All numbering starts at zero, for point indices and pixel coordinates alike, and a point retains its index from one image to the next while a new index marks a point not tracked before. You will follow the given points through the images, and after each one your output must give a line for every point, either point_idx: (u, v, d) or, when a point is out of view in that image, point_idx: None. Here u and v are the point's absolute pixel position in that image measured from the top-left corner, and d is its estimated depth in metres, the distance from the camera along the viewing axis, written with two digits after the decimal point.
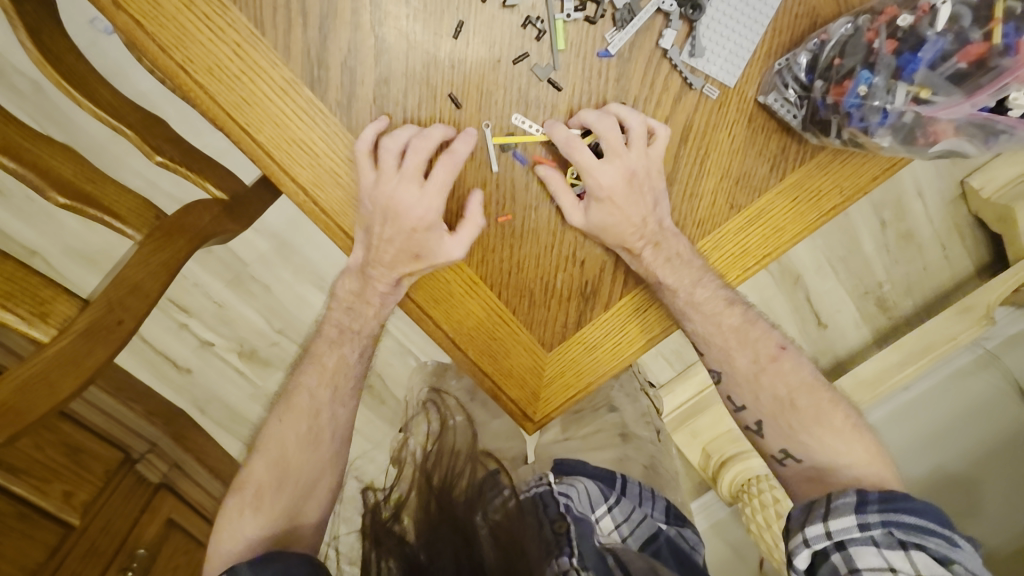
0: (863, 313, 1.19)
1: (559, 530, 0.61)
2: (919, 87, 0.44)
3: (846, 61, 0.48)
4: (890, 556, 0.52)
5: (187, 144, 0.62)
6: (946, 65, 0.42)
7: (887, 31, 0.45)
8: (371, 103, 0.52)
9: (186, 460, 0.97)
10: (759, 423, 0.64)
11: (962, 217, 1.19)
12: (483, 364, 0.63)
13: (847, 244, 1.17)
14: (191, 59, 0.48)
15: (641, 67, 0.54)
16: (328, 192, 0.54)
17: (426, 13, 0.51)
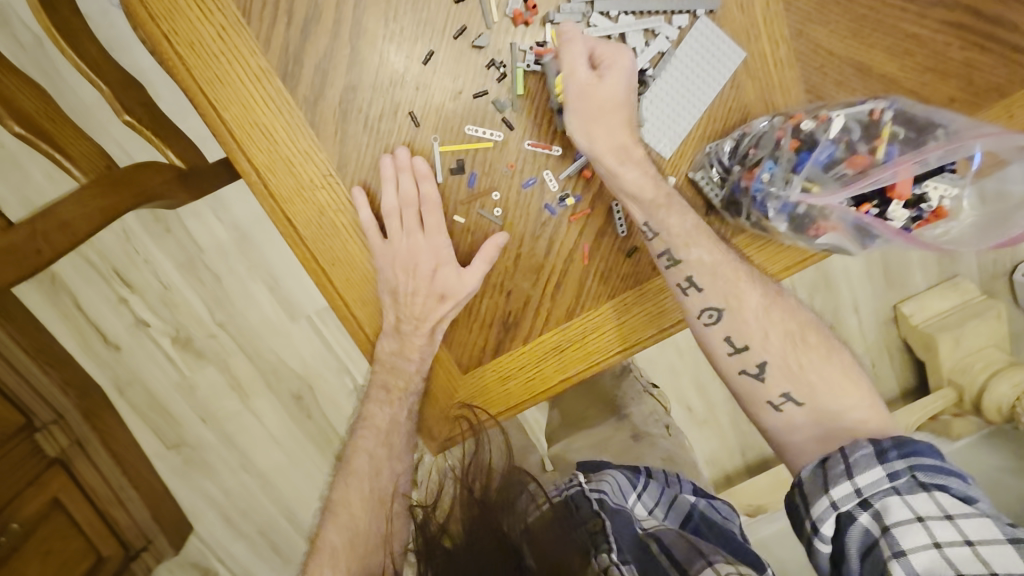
0: None
1: (595, 530, 0.55)
2: (812, 182, 0.51)
3: (756, 151, 0.54)
4: (916, 503, 0.50)
5: (160, 111, 0.65)
6: (841, 170, 0.50)
7: (792, 131, 0.53)
8: (337, 105, 0.56)
9: (91, 439, 0.94)
10: (762, 365, 0.59)
11: (895, 339, 1.29)
12: (399, 374, 0.66)
13: None
14: (176, 32, 0.52)
15: None
16: (280, 178, 0.57)
17: (401, 37, 0.55)
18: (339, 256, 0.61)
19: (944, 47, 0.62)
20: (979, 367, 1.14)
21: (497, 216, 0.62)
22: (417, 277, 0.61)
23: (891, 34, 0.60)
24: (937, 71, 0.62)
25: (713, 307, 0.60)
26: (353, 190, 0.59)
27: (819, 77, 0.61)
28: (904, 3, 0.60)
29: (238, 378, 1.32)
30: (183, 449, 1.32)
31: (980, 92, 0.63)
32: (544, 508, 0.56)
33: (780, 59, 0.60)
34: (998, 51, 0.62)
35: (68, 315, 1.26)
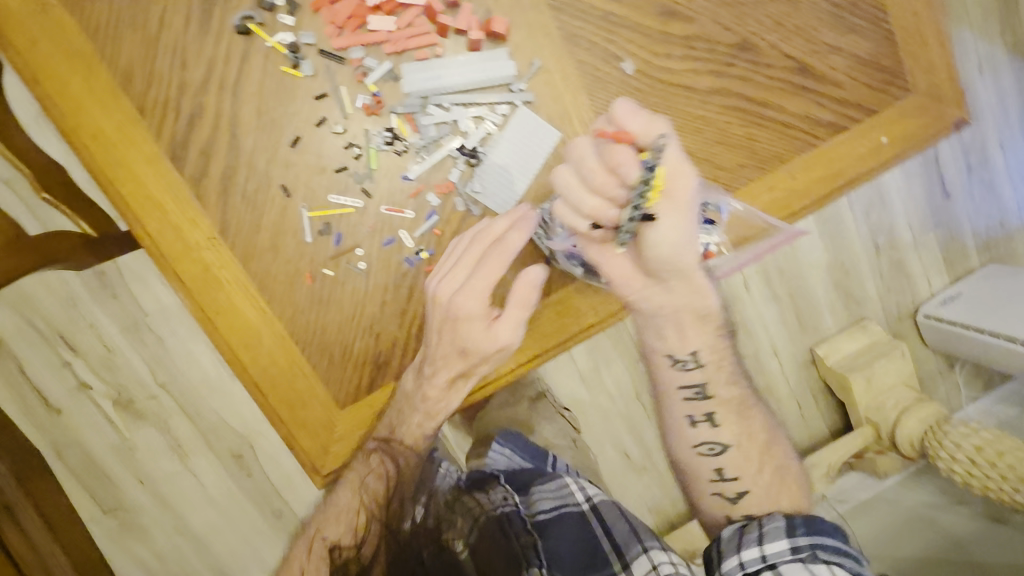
0: None
1: (525, 545, 0.70)
2: None
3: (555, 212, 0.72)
4: (813, 570, 0.64)
5: (77, 188, 0.76)
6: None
7: None
8: (219, 181, 0.68)
9: None
10: (695, 357, 0.73)
11: (815, 380, 1.50)
12: (281, 411, 0.73)
13: None
14: (80, 125, 0.64)
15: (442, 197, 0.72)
16: (169, 241, 0.68)
17: (271, 126, 0.68)
18: (224, 305, 0.70)
19: (726, 125, 0.76)
20: (892, 405, 1.34)
21: (362, 269, 0.73)
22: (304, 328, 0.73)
23: (680, 115, 0.75)
24: (722, 143, 0.76)
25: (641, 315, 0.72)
26: (235, 250, 0.70)
27: None
28: (688, 92, 0.75)
29: (176, 437, 1.38)
30: (119, 513, 1.38)
31: (762, 159, 0.78)
32: (476, 528, 0.74)
33: None
34: (770, 127, 0.77)
35: (12, 381, 1.33)
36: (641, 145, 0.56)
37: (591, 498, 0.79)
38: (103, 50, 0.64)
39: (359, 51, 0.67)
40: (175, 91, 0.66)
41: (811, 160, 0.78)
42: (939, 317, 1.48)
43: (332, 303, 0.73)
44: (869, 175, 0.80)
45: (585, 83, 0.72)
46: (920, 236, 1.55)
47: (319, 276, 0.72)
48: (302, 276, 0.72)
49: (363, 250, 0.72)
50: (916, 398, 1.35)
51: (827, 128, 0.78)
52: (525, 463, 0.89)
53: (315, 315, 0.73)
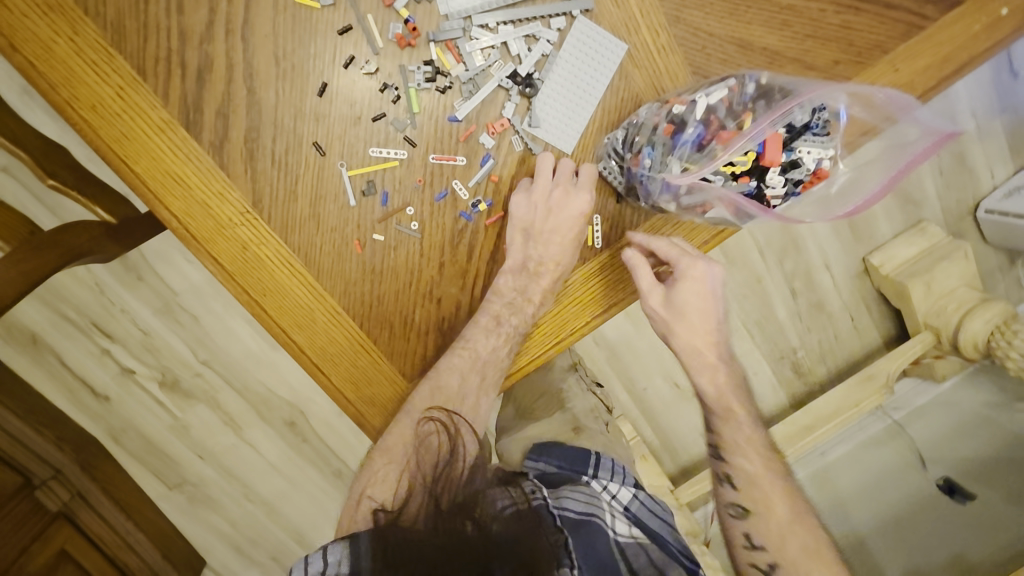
0: (781, 375, 1.41)
1: (558, 543, 0.56)
2: (688, 163, 0.58)
3: (640, 140, 0.61)
4: None
5: (86, 171, 0.68)
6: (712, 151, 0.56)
7: (668, 118, 0.59)
8: (243, 146, 0.59)
9: (93, 491, 0.98)
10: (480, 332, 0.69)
11: (869, 291, 1.43)
12: (346, 390, 0.68)
13: (766, 310, 1.39)
14: (77, 97, 0.54)
15: (497, 138, 0.62)
16: (199, 221, 0.60)
17: (293, 73, 0.58)
18: (269, 286, 0.63)
19: (819, 13, 0.65)
20: (953, 307, 1.22)
21: (415, 229, 0.64)
22: (360, 302, 0.66)
23: (765, 8, 0.63)
24: (815, 37, 0.65)
25: (393, 275, 0.66)
26: (272, 223, 0.62)
27: (703, 58, 0.63)
28: None
29: (229, 411, 1.37)
30: (185, 489, 1.38)
31: (862, 51, 0.66)
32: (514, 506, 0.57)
33: (661, 46, 0.62)
34: (871, 11, 0.65)
35: (54, 373, 1.30)
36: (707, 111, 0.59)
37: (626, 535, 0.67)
38: (83, 0, 0.53)
39: None
40: (176, 42, 0.55)
41: (919, 47, 0.67)
42: (1004, 212, 1.37)
43: (383, 273, 0.65)
44: (983, 59, 0.68)
45: None
46: (985, 122, 1.41)
47: (371, 242, 0.64)
48: (348, 246, 0.64)
49: (414, 212, 0.64)
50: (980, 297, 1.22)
51: (937, 6, 0.66)
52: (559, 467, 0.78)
53: (369, 287, 0.66)
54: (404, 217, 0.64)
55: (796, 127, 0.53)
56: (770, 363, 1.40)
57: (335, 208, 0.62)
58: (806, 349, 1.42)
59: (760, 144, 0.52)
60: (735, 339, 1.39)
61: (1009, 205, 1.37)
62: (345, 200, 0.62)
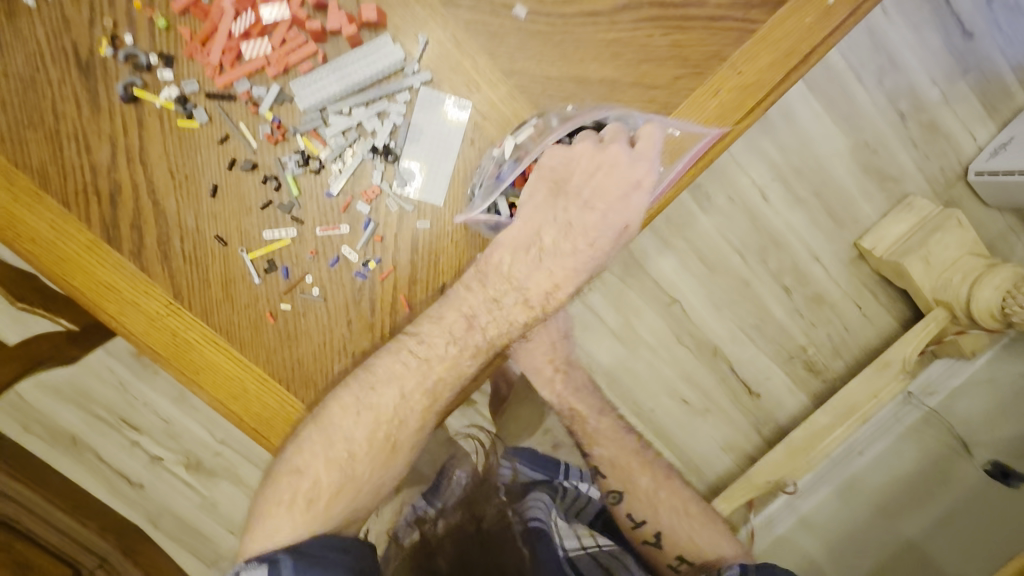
0: (796, 376, 1.47)
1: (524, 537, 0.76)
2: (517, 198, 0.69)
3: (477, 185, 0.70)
4: None
5: (54, 289, 0.80)
6: (531, 184, 0.70)
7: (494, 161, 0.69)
8: (157, 250, 0.69)
9: None
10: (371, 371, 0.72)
11: (866, 274, 1.47)
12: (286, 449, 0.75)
13: (761, 312, 1.46)
14: (18, 234, 0.66)
15: (374, 202, 0.70)
16: (131, 318, 0.70)
17: (187, 182, 0.68)
18: (200, 364, 0.72)
19: (647, 39, 0.70)
20: (959, 279, 1.27)
21: (318, 294, 0.72)
22: (283, 367, 0.74)
23: (594, 45, 0.69)
24: (647, 61, 0.70)
25: (318, 337, 0.73)
26: (193, 310, 0.71)
27: (546, 99, 0.70)
28: (593, 18, 0.69)
29: (250, 484, 1.51)
30: (222, 565, 1.51)
31: (698, 64, 0.71)
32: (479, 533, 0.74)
33: (504, 96, 0.69)
34: (698, 26, 0.70)
35: (91, 469, 1.47)
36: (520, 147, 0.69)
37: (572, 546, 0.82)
38: (13, 156, 0.66)
39: (245, 82, 0.66)
40: (89, 175, 0.67)
41: (756, 48, 0.70)
42: (993, 171, 1.37)
43: (295, 338, 0.73)
44: (829, 44, 0.71)
45: (482, 43, 0.68)
46: (949, 87, 1.45)
47: (281, 312, 0.72)
48: (262, 317, 0.72)
49: (313, 281, 0.72)
50: (984, 263, 1.27)
51: (762, 8, 0.70)
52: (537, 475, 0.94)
53: (287, 353, 0.73)
54: (303, 286, 0.72)
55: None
56: (780, 365, 1.46)
57: (246, 287, 0.71)
58: (816, 346, 1.47)
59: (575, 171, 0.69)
60: (734, 346, 1.46)
61: (995, 164, 1.38)
62: (252, 279, 0.71)
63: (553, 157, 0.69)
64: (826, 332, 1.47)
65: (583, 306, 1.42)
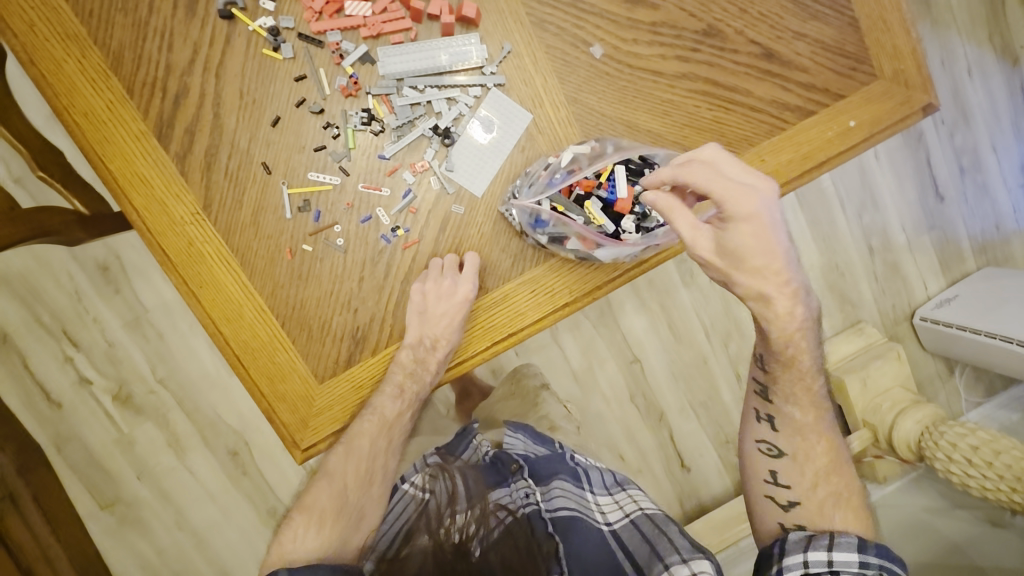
0: (727, 459, 1.56)
1: (549, 546, 0.70)
2: (558, 204, 0.72)
3: (523, 187, 0.74)
4: None
5: (74, 171, 0.80)
6: (575, 195, 0.73)
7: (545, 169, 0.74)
8: (203, 159, 0.71)
9: (23, 495, 1.02)
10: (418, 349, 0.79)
11: None
12: (261, 384, 0.76)
13: (710, 391, 1.55)
14: (72, 104, 0.67)
15: (421, 177, 0.75)
16: (155, 216, 0.71)
17: (253, 107, 0.71)
18: (206, 279, 0.73)
19: (694, 108, 0.78)
20: (887, 407, 1.40)
21: (340, 245, 0.75)
22: (284, 303, 0.76)
23: (649, 99, 0.77)
24: (690, 126, 0.78)
25: (329, 285, 0.76)
26: (217, 226, 0.73)
27: (597, 132, 0.77)
28: (656, 77, 0.77)
29: (175, 432, 1.46)
30: (117, 508, 1.44)
31: (731, 142, 0.79)
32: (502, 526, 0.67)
33: (561, 119, 0.76)
34: (738, 110, 0.79)
35: (12, 373, 1.39)
36: (570, 164, 0.74)
37: (617, 520, 0.78)
38: (95, 33, 0.67)
39: (337, 34, 0.70)
40: (162, 72, 0.69)
41: (780, 144, 0.80)
42: (935, 319, 1.53)
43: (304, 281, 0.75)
44: (840, 160, 0.81)
45: (556, 67, 0.75)
46: (915, 237, 1.63)
47: (302, 249, 0.75)
48: (284, 248, 0.74)
49: (340, 231, 0.75)
50: (912, 398, 1.41)
51: (796, 113, 0.80)
52: (538, 449, 0.89)
53: (294, 291, 0.75)
54: (327, 233, 0.75)
55: None
56: (715, 447, 1.55)
57: (276, 217, 0.74)
58: None
59: (614, 196, 0.73)
60: (679, 417, 1.54)
61: (938, 313, 1.54)
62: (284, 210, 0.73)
63: (597, 178, 0.73)
64: None
65: (551, 341, 1.46)
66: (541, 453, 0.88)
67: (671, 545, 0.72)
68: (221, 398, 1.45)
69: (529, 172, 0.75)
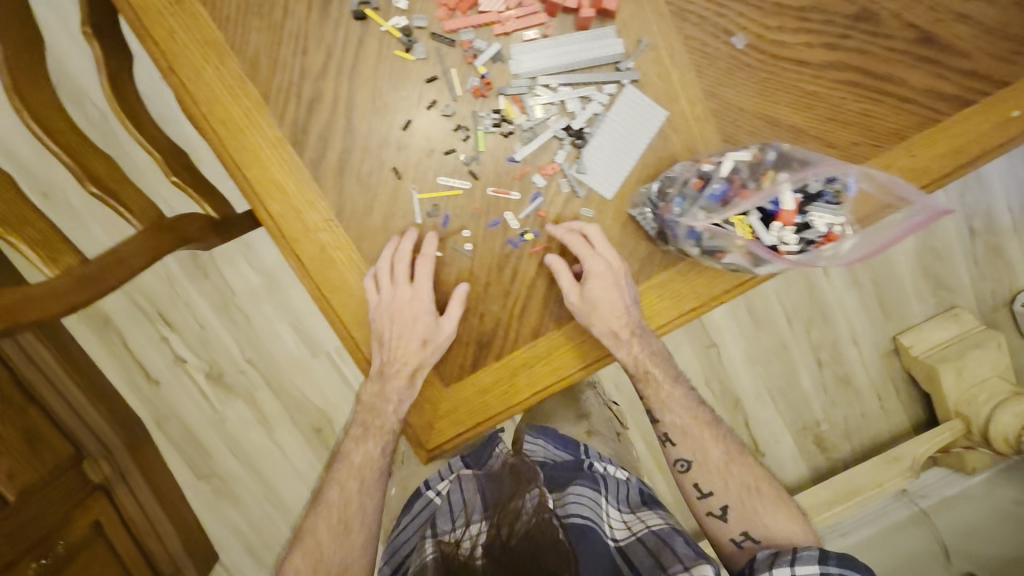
0: (804, 449, 1.53)
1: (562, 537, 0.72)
2: (713, 216, 0.63)
3: (670, 189, 0.66)
4: None
5: (199, 173, 0.81)
6: (733, 206, 0.62)
7: (696, 173, 0.65)
8: (335, 165, 0.71)
9: (131, 472, 1.16)
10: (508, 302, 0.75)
11: (898, 370, 1.52)
12: (390, 384, 0.77)
13: (789, 377, 1.51)
14: (212, 112, 0.67)
15: (551, 183, 0.73)
16: (290, 223, 0.71)
17: (385, 110, 0.70)
18: (338, 285, 0.74)
19: (841, 100, 0.73)
20: (984, 398, 1.32)
21: (468, 250, 0.74)
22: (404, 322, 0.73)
23: (792, 91, 0.72)
24: (835, 120, 0.73)
25: (457, 290, 0.76)
26: (349, 232, 0.73)
27: (734, 128, 0.72)
28: (802, 66, 0.71)
29: (264, 410, 1.52)
30: (214, 480, 1.53)
31: (878, 136, 0.74)
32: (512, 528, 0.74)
33: (697, 115, 0.72)
34: (889, 101, 0.73)
35: (117, 353, 1.47)
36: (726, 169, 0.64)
37: (624, 537, 0.78)
38: (231, 39, 0.67)
39: (470, 33, 0.68)
40: (296, 77, 0.68)
41: (932, 136, 0.73)
42: None
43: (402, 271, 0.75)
44: (999, 153, 0.74)
45: (694, 59, 0.70)
46: None
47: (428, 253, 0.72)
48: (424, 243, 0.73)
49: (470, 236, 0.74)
50: (1012, 390, 1.31)
51: (951, 102, 0.73)
52: (560, 455, 0.92)
53: None
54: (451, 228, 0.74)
55: (810, 194, 0.61)
56: (792, 433, 1.52)
57: (410, 229, 0.72)
58: (831, 424, 1.53)
59: (777, 207, 0.60)
60: (756, 405, 1.51)
61: None
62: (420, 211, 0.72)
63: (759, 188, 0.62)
64: (844, 413, 1.53)
65: None
66: (563, 458, 0.91)
67: (674, 555, 0.72)
68: (305, 377, 1.50)
69: (674, 174, 0.67)
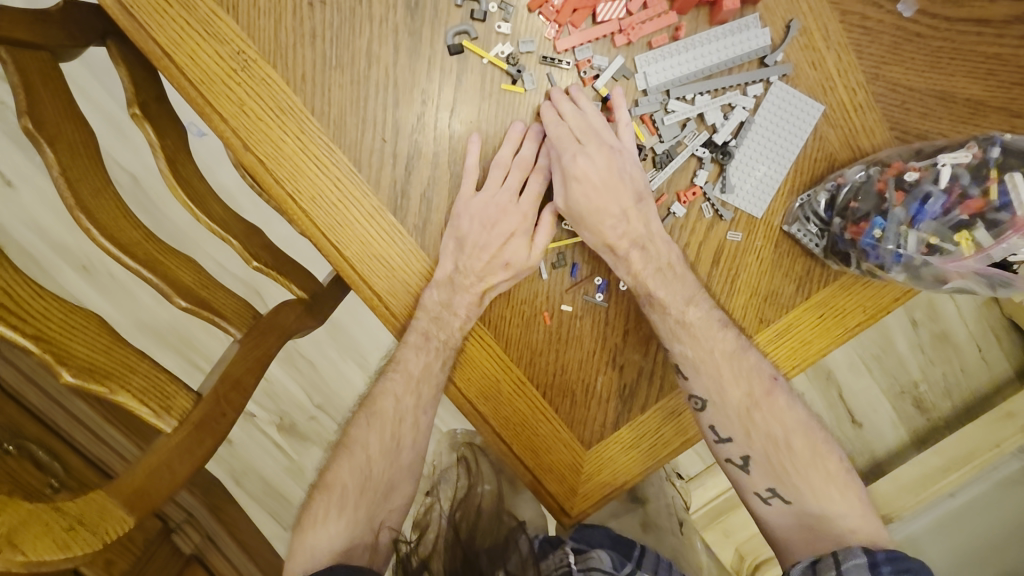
0: (902, 411, 1.28)
1: None
2: (928, 235, 0.54)
3: (861, 206, 0.57)
4: None
5: (278, 250, 0.72)
6: (953, 219, 0.53)
7: (895, 184, 0.55)
8: (443, 227, 0.60)
9: (218, 533, 1.06)
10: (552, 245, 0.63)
11: (997, 319, 1.29)
12: (524, 456, 0.66)
13: (884, 342, 1.29)
14: (300, 189, 0.57)
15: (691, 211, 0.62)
16: (399, 299, 0.62)
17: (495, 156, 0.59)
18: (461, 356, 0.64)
19: None
20: None
21: (601, 300, 0.65)
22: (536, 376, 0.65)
23: (970, 57, 0.59)
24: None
25: (592, 342, 0.66)
26: None
27: (902, 113, 0.61)
28: (981, 27, 0.59)
29: None
30: None
31: None
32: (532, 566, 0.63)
33: (859, 103, 0.60)
34: None
35: None
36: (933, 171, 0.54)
37: None
38: (311, 102, 0.56)
39: (587, 50, 0.57)
40: (389, 135, 0.58)
41: None
42: None
43: (471, 329, 0.63)
44: None
45: (852, 39, 0.59)
46: None
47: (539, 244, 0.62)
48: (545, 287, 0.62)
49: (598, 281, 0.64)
50: None
51: None
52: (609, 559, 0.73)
53: (554, 358, 0.65)
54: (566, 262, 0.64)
55: None
56: (890, 400, 1.28)
57: (507, 200, 0.61)
58: (929, 382, 1.28)
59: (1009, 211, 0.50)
60: (850, 373, 1.29)
61: None
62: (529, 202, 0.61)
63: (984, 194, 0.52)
64: (942, 371, 1.29)
65: None
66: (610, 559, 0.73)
67: None
68: None
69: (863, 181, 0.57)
